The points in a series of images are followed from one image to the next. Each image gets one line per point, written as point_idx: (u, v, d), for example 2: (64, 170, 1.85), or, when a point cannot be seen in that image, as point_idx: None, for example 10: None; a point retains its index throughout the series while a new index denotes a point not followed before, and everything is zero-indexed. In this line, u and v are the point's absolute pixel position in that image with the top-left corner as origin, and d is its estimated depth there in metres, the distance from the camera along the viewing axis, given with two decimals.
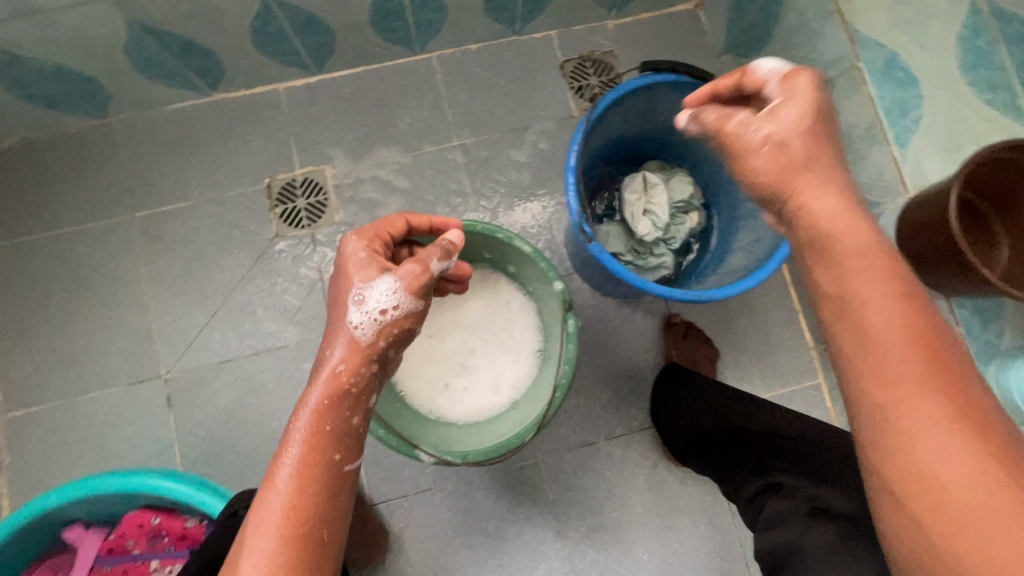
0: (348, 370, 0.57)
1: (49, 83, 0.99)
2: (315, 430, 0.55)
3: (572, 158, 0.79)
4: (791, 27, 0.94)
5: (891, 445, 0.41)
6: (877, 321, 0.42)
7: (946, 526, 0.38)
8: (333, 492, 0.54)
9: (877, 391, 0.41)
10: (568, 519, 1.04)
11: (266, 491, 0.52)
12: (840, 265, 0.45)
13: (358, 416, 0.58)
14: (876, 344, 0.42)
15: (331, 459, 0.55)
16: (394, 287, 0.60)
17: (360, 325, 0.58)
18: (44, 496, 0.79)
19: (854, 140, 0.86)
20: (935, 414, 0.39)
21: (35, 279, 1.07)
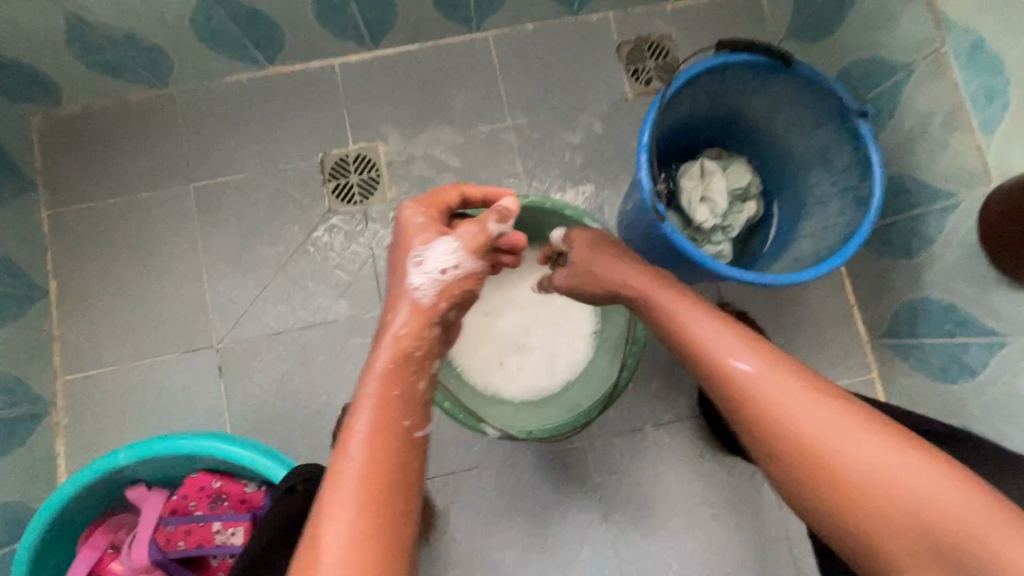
0: (411, 332, 0.55)
1: (115, 50, 1.00)
2: (384, 396, 0.51)
3: (645, 135, 0.77)
4: (868, 10, 0.92)
5: (788, 451, 0.54)
6: (732, 363, 0.58)
7: (860, 489, 0.50)
8: (406, 460, 0.49)
9: (759, 417, 0.56)
10: (613, 502, 1.05)
11: (338, 457, 0.48)
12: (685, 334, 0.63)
13: (423, 381, 0.54)
14: (743, 382, 0.57)
15: (400, 425, 0.50)
16: (454, 247, 0.58)
17: (422, 286, 0.56)
18: (113, 452, 0.80)
19: (932, 128, 0.84)
20: (806, 402, 0.54)
21: (96, 246, 1.10)
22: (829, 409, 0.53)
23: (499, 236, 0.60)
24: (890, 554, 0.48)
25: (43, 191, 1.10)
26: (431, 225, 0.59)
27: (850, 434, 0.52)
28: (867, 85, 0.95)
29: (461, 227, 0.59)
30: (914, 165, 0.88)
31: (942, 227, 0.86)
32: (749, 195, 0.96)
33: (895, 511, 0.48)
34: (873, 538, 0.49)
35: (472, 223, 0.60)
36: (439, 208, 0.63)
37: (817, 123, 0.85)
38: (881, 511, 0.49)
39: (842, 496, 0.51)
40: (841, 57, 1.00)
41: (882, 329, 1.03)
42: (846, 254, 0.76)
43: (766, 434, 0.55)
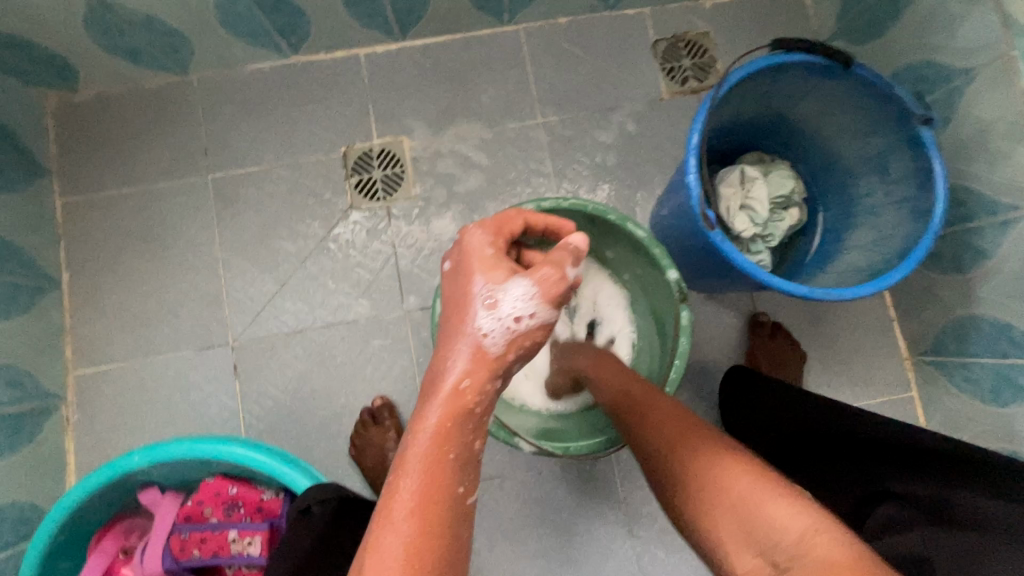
0: (475, 387, 0.43)
1: (135, 35, 0.96)
2: (436, 458, 0.41)
3: (694, 137, 0.74)
4: (927, 10, 0.87)
5: (666, 479, 0.55)
6: (634, 401, 0.65)
7: (707, 504, 0.50)
8: (459, 534, 0.40)
9: (648, 448, 0.59)
10: (639, 517, 1.01)
11: (378, 533, 0.38)
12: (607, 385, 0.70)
13: (479, 442, 0.44)
14: (642, 419, 0.62)
15: (456, 493, 0.41)
16: (531, 290, 0.45)
17: (494, 334, 0.44)
18: (129, 455, 0.77)
19: (994, 137, 0.80)
20: (676, 434, 0.57)
21: (110, 237, 1.06)
22: (695, 438, 0.55)
23: (575, 282, 0.48)
24: (737, 573, 0.46)
25: (57, 179, 1.07)
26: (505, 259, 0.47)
27: (704, 457, 0.53)
28: (921, 90, 0.91)
29: (539, 266, 0.46)
30: (971, 176, 0.84)
31: (1000, 242, 0.82)
32: (792, 202, 0.91)
33: (731, 522, 0.47)
34: (722, 556, 0.47)
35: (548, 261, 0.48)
36: (503, 236, 0.51)
37: (873, 130, 0.81)
38: (724, 522, 0.48)
39: (699, 513, 0.50)
40: (892, 59, 0.96)
41: (923, 345, 0.99)
42: (904, 271, 0.72)
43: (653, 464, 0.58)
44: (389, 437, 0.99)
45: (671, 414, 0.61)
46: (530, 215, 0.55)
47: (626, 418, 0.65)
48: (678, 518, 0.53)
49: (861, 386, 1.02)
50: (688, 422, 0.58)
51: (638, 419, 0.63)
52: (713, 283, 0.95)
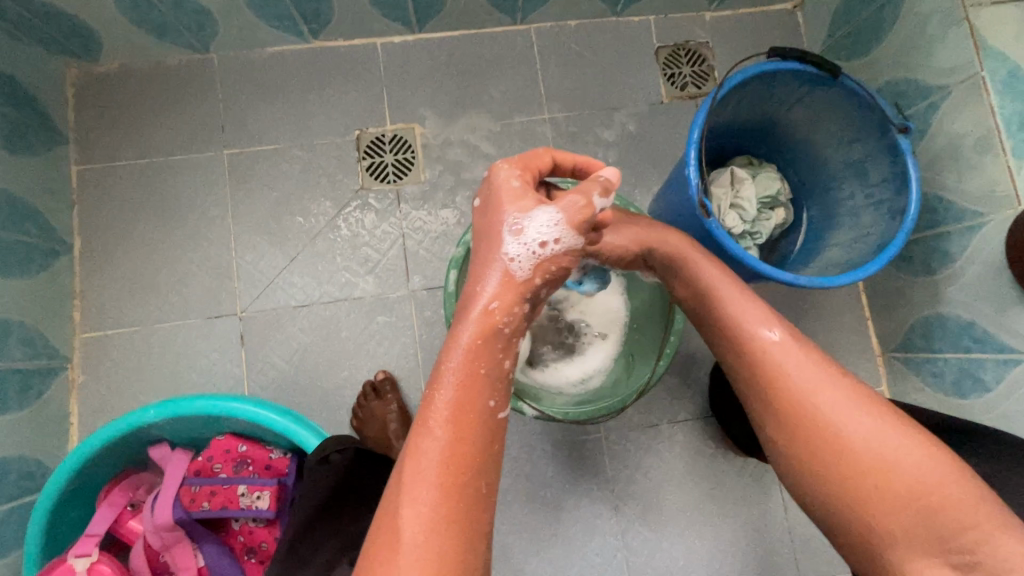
0: (501, 307, 0.53)
1: (163, 11, 1.00)
2: (468, 372, 0.51)
3: (695, 133, 0.81)
4: (909, 32, 0.95)
5: (819, 449, 0.58)
6: (782, 364, 0.61)
7: (858, 454, 0.56)
8: (485, 443, 0.49)
9: (800, 415, 0.59)
10: (625, 495, 1.06)
11: (420, 435, 0.48)
12: (732, 323, 0.66)
13: (509, 360, 0.53)
14: (799, 383, 0.60)
15: (485, 406, 0.50)
16: (557, 218, 0.54)
17: (519, 258, 0.53)
18: (143, 409, 0.80)
19: (964, 149, 0.87)
20: (826, 386, 0.59)
21: (125, 205, 1.09)
22: (879, 421, 0.57)
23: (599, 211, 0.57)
24: (869, 510, 0.55)
25: (74, 145, 1.09)
26: (530, 193, 0.55)
27: (893, 438, 0.56)
28: (900, 105, 0.98)
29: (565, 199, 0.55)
30: (943, 185, 0.92)
31: (965, 246, 0.90)
32: (778, 203, 0.98)
33: (890, 477, 0.54)
34: (862, 496, 0.55)
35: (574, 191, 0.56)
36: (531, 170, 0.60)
37: (856, 136, 0.88)
38: (873, 477, 0.55)
39: (872, 491, 0.55)
40: (875, 76, 1.04)
41: (894, 343, 1.07)
42: (879, 263, 0.79)
43: (803, 427, 0.59)
44: (390, 409, 1.02)
45: (837, 381, 0.60)
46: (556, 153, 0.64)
47: (766, 375, 0.62)
48: (816, 478, 0.58)
49: None
50: (861, 395, 0.59)
51: (794, 387, 0.60)
52: None
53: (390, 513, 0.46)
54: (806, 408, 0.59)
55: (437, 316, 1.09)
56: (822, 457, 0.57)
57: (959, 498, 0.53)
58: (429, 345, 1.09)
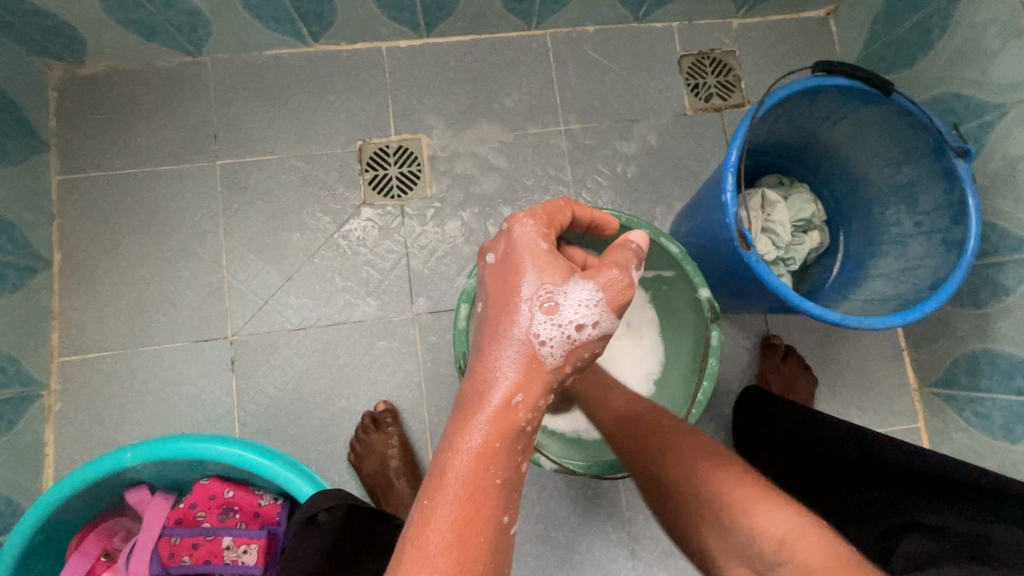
0: (528, 401, 0.45)
1: (152, 10, 0.92)
2: (480, 480, 0.43)
3: (733, 155, 0.73)
4: (960, 44, 0.87)
5: (678, 507, 0.58)
6: (625, 435, 0.65)
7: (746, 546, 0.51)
8: (498, 564, 0.42)
9: (646, 475, 0.62)
10: (643, 539, 0.99)
11: (418, 560, 0.39)
12: (626, 425, 0.66)
13: (526, 462, 0.46)
14: (638, 451, 0.63)
15: (499, 524, 0.42)
16: (596, 297, 0.48)
17: (552, 341, 0.46)
18: (120, 451, 0.72)
19: (1023, 173, 0.80)
20: (707, 474, 0.56)
21: (109, 218, 1.02)
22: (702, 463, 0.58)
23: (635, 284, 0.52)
24: None
25: (56, 154, 1.02)
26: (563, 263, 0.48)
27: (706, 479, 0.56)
28: (948, 122, 0.91)
29: (603, 274, 0.49)
30: (997, 211, 0.84)
31: (1022, 279, 0.82)
32: (813, 225, 0.90)
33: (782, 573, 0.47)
34: None
35: (612, 266, 0.50)
36: (554, 229, 0.54)
37: (904, 159, 0.81)
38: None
39: (711, 534, 0.54)
40: (919, 90, 0.96)
41: (934, 377, 0.99)
42: (937, 302, 0.72)
43: (650, 488, 0.61)
44: (391, 443, 0.95)
45: (674, 434, 0.62)
46: (573, 206, 0.58)
47: (650, 468, 0.61)
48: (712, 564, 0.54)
49: (871, 415, 1.02)
50: (694, 441, 0.60)
51: (636, 454, 0.63)
52: (731, 305, 0.94)
53: None
54: (647, 470, 0.62)
55: (443, 342, 1.02)
56: (672, 513, 0.58)
57: (800, 551, 0.47)
58: (434, 374, 1.01)
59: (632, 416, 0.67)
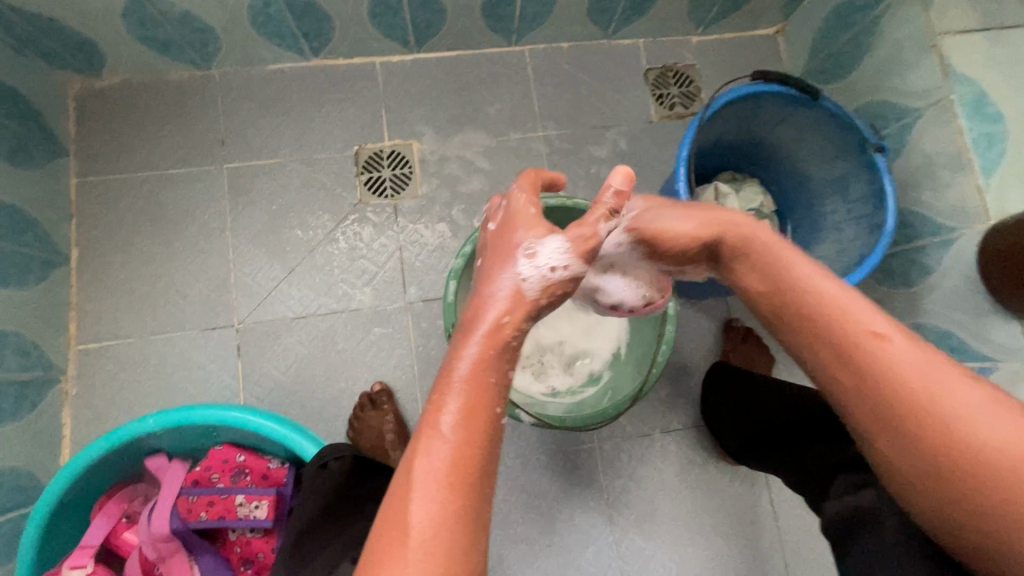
0: (512, 321, 0.54)
1: (168, 28, 1.02)
2: (479, 380, 0.50)
3: (684, 151, 0.85)
4: (884, 57, 1.00)
5: (870, 381, 0.48)
6: (880, 358, 0.47)
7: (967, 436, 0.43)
8: (493, 449, 0.49)
9: (894, 409, 0.46)
10: (619, 506, 1.07)
11: (429, 438, 0.46)
12: (801, 288, 0.54)
13: (513, 371, 0.54)
14: (894, 381, 0.46)
15: (496, 413, 0.50)
16: (566, 246, 0.59)
17: (531, 279, 0.56)
18: (143, 418, 0.80)
19: (937, 167, 0.92)
20: (926, 361, 0.47)
21: (123, 217, 1.10)
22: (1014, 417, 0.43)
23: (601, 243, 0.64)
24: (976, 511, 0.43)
25: (74, 158, 1.10)
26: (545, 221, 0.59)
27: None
28: (877, 126, 1.04)
29: (574, 232, 0.60)
30: (919, 201, 0.96)
31: (941, 259, 0.94)
32: (763, 214, 1.01)
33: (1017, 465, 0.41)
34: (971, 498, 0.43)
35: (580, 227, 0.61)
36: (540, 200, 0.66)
37: (838, 155, 0.92)
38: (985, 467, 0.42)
39: (910, 416, 0.45)
40: (854, 98, 1.09)
41: None
42: (859, 276, 0.83)
43: (887, 425, 0.47)
44: (387, 420, 1.03)
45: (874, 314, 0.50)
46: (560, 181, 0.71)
47: (841, 337, 0.50)
48: (889, 442, 0.47)
49: None
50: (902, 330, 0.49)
51: (892, 383, 0.46)
52: (692, 288, 1.05)
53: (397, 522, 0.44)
54: (910, 401, 0.46)
55: (433, 327, 1.11)
56: (923, 458, 0.45)
57: None
58: (426, 357, 1.10)
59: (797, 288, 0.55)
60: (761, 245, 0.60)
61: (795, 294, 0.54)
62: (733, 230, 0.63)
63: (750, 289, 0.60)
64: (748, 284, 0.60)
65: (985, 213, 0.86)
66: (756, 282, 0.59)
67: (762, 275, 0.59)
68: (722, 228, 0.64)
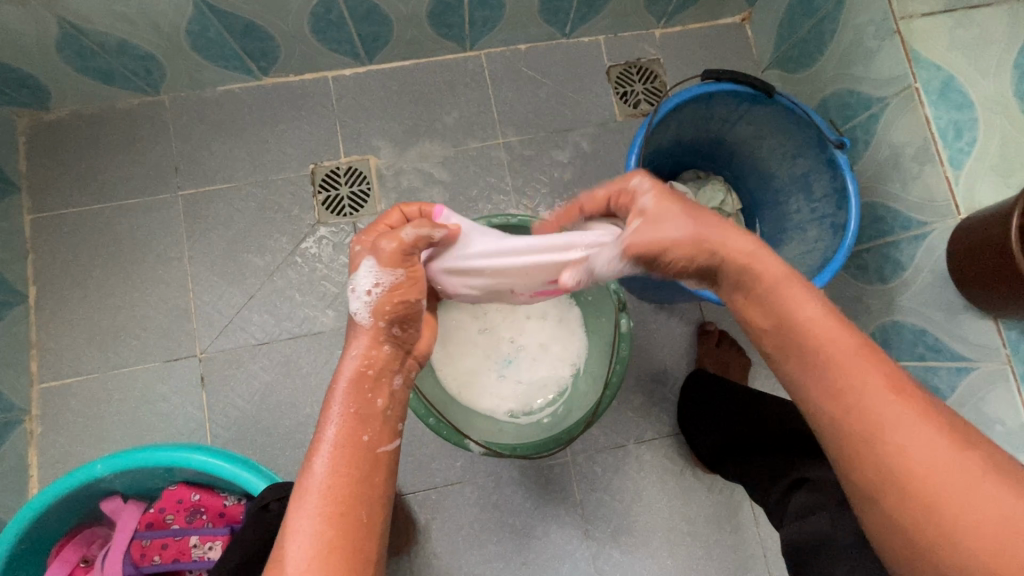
0: (359, 352, 0.59)
1: (108, 58, 0.99)
2: (346, 413, 0.56)
3: (634, 159, 0.83)
4: (847, 44, 0.96)
5: (837, 404, 0.52)
6: (893, 410, 0.50)
7: (913, 460, 0.48)
8: (367, 473, 0.55)
9: (894, 465, 0.49)
10: (595, 519, 1.05)
11: (300, 476, 0.53)
12: (788, 309, 0.57)
13: (381, 398, 0.58)
14: (898, 435, 0.49)
15: (359, 440, 0.55)
16: (372, 266, 0.60)
17: (356, 310, 0.60)
18: (92, 463, 0.80)
19: (905, 159, 0.88)
20: (890, 395, 0.51)
21: (79, 251, 1.09)
22: (1007, 482, 0.46)
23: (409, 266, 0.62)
24: (902, 522, 0.48)
25: (27, 194, 1.09)
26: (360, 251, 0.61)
27: (1011, 498, 0.46)
28: (845, 116, 0.99)
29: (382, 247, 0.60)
30: (889, 195, 0.92)
31: (913, 254, 0.89)
32: (725, 213, 0.98)
33: (950, 490, 0.47)
34: (901, 515, 0.48)
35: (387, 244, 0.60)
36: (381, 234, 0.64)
37: (800, 152, 0.90)
38: (921, 489, 0.48)
39: (867, 439, 0.50)
40: (822, 87, 1.04)
41: None
42: (822, 279, 0.81)
43: (886, 479, 0.49)
44: None
45: (852, 351, 0.53)
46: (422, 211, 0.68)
47: (819, 359, 0.54)
48: (844, 457, 0.52)
49: None
50: (880, 365, 0.52)
51: (895, 435, 0.49)
52: (660, 296, 1.01)
53: (277, 557, 0.50)
54: (892, 445, 0.49)
55: None
56: (919, 511, 0.48)
57: (977, 492, 0.46)
58: None
59: (784, 313, 0.57)
60: (776, 279, 0.58)
61: (787, 311, 0.57)
62: (743, 256, 0.60)
63: (753, 322, 0.60)
64: (751, 318, 0.60)
65: (955, 207, 0.82)
66: (762, 318, 0.59)
67: (767, 307, 0.59)
68: (728, 254, 0.61)
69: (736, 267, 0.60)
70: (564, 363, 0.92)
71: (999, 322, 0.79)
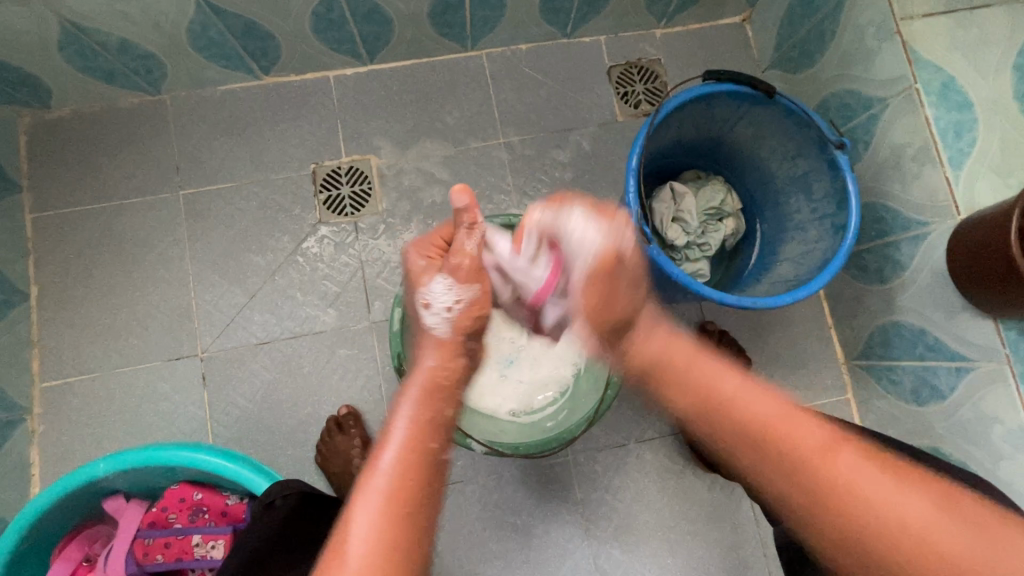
0: (439, 362, 0.65)
1: (109, 57, 0.99)
2: (420, 418, 0.59)
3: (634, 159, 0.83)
4: (848, 43, 0.96)
5: (771, 467, 0.58)
6: (818, 463, 0.55)
7: (843, 503, 0.54)
8: (432, 479, 0.56)
9: (840, 514, 0.54)
10: (595, 518, 1.05)
11: (368, 472, 0.54)
12: (705, 387, 0.63)
13: (451, 409, 0.62)
14: (828, 482, 0.55)
15: (428, 446, 0.57)
16: (451, 284, 0.69)
17: (434, 322, 0.68)
18: (93, 463, 0.80)
19: (905, 159, 0.88)
20: (809, 446, 0.57)
21: (80, 250, 1.09)
22: (914, 490, 0.53)
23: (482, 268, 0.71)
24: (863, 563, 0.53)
25: (28, 193, 1.09)
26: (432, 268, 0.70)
27: (924, 507, 0.52)
28: (845, 116, 1.00)
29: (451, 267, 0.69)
30: (890, 195, 0.92)
31: (913, 254, 0.90)
32: (725, 213, 0.98)
33: (881, 520, 0.52)
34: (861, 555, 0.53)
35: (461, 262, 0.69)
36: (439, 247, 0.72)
37: (800, 152, 0.90)
38: (864, 525, 0.53)
39: (802, 497, 0.56)
40: (822, 87, 1.05)
41: (856, 351, 1.06)
42: (822, 280, 0.81)
43: (837, 531, 0.54)
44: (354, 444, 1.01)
45: (764, 418, 0.59)
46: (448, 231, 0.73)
47: (742, 436, 0.60)
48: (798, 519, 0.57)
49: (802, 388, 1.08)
50: (794, 419, 0.59)
51: (827, 487, 0.55)
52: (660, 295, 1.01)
53: (335, 550, 0.50)
54: (824, 494, 0.55)
55: None
56: (874, 547, 0.52)
57: (901, 505, 0.52)
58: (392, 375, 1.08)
59: (700, 390, 0.63)
60: (688, 360, 0.65)
61: (711, 389, 0.62)
62: (661, 341, 0.67)
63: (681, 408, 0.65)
64: (677, 403, 0.65)
65: (955, 207, 0.82)
66: (686, 406, 0.64)
67: (686, 393, 0.64)
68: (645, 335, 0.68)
69: (652, 363, 0.67)
70: (564, 363, 0.91)
71: (999, 322, 0.79)
